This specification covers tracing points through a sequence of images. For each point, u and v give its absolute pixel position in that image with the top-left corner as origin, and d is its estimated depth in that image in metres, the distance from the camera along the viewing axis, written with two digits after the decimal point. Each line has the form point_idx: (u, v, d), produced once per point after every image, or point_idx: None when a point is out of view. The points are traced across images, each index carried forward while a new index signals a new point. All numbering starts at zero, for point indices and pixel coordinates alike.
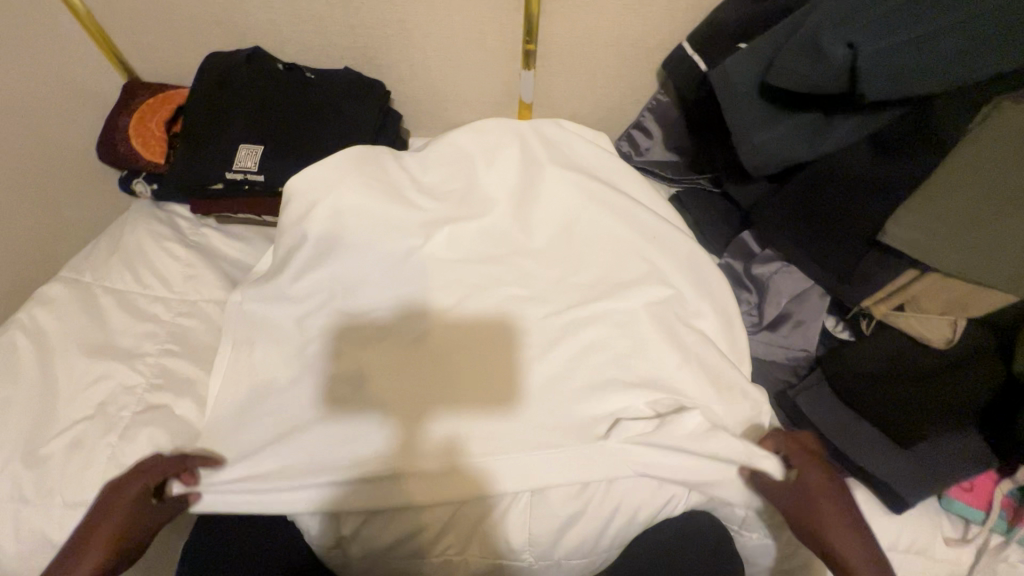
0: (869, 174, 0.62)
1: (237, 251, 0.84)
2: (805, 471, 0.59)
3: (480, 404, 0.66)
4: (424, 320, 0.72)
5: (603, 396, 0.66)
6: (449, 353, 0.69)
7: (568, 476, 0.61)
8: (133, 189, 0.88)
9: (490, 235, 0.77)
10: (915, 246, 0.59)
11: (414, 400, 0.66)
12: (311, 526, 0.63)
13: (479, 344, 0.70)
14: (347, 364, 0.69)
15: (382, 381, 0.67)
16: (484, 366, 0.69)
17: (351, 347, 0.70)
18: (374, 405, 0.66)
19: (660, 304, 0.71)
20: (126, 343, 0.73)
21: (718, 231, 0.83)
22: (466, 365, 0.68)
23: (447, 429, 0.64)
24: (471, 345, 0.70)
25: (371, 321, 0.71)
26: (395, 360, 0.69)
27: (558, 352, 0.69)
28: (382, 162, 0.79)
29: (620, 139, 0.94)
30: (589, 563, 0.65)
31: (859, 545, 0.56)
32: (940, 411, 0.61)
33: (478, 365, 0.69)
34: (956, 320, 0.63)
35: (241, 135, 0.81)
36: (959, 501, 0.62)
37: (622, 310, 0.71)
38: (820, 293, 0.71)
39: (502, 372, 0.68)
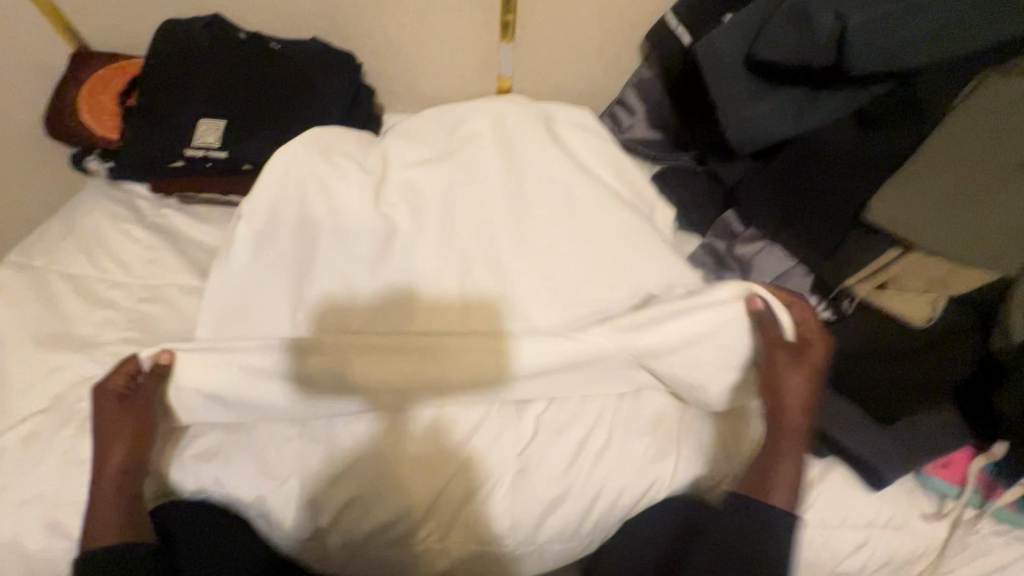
0: (857, 152, 0.62)
1: (198, 232, 0.79)
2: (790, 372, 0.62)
3: (469, 373, 0.63)
4: (415, 296, 0.70)
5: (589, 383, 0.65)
6: (440, 330, 0.68)
7: (550, 458, 0.62)
8: (87, 168, 0.82)
9: (473, 215, 0.74)
10: (898, 223, 0.59)
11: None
12: (285, 521, 0.60)
13: (484, 319, 0.69)
14: (335, 338, 0.67)
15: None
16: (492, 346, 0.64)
17: (337, 325, 0.68)
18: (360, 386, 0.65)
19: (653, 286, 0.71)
20: (84, 331, 0.69)
21: (702, 213, 0.82)
22: None
23: (428, 413, 0.64)
24: (476, 326, 0.69)
25: (361, 303, 0.70)
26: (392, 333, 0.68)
27: (557, 326, 0.68)
28: (379, 148, 0.80)
29: (603, 116, 0.91)
30: (569, 552, 0.64)
31: (797, 460, 0.60)
32: (923, 388, 0.61)
33: (467, 344, 0.64)
34: (937, 298, 0.62)
35: (203, 109, 0.77)
36: (937, 477, 0.62)
37: (628, 292, 0.70)
38: (803, 272, 0.70)
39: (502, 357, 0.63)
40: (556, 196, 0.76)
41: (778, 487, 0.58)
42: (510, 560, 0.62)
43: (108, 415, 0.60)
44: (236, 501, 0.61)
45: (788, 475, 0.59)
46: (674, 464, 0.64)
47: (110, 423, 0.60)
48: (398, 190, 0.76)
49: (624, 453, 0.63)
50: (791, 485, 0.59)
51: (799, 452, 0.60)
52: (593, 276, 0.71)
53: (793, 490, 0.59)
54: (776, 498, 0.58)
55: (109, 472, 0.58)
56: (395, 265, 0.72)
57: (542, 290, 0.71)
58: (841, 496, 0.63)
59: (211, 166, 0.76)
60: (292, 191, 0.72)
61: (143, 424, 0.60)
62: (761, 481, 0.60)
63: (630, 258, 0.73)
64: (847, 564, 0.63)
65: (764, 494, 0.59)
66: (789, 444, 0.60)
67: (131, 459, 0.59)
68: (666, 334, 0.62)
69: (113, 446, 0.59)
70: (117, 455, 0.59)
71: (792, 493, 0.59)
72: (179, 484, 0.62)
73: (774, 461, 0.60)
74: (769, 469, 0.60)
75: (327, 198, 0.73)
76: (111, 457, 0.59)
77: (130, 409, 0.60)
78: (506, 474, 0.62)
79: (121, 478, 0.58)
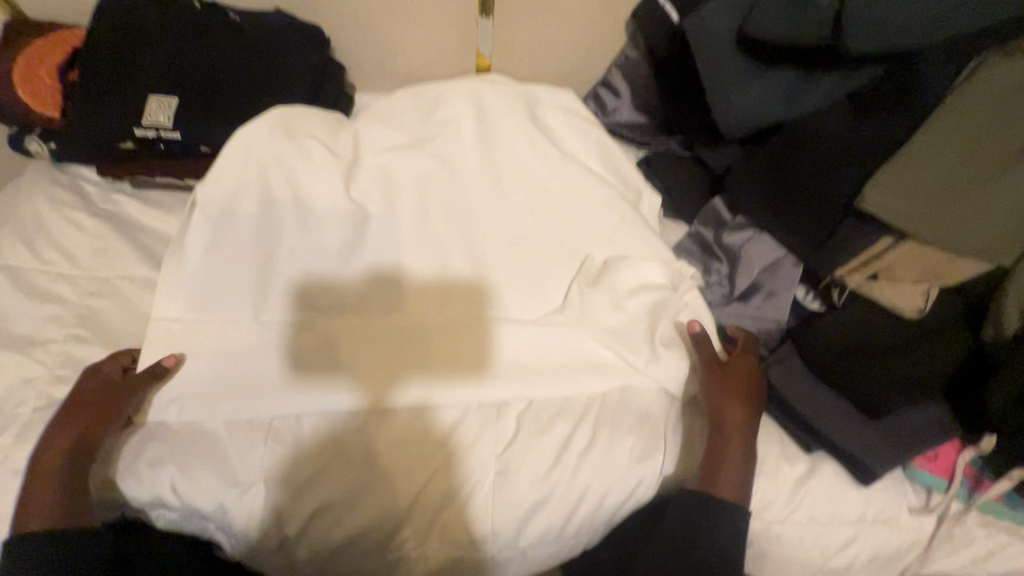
0: (850, 136, 0.59)
1: (153, 220, 0.73)
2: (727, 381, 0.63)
3: (453, 370, 0.62)
4: (391, 291, 0.66)
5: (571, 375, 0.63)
6: (415, 328, 0.64)
7: (532, 456, 0.59)
8: (27, 150, 0.75)
9: (451, 202, 0.70)
10: (893, 213, 0.56)
11: (374, 369, 0.62)
12: (250, 529, 0.56)
13: (464, 327, 0.65)
14: (314, 334, 0.63)
15: (334, 363, 0.62)
16: (473, 346, 0.64)
17: (305, 322, 0.64)
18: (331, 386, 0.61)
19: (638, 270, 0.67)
20: (25, 329, 0.64)
21: (689, 200, 0.79)
22: (431, 343, 0.64)
23: (414, 395, 0.61)
24: (453, 328, 0.65)
25: (333, 297, 0.66)
26: (366, 333, 0.64)
27: (538, 335, 0.64)
28: (351, 130, 0.75)
29: (587, 99, 0.88)
30: (552, 554, 0.61)
31: (741, 456, 0.60)
32: (914, 383, 0.59)
33: (446, 346, 0.64)
34: (930, 290, 0.60)
35: (152, 85, 0.70)
36: (924, 470, 0.61)
37: (611, 300, 0.66)
38: (793, 262, 0.68)
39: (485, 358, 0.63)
40: (519, 186, 0.72)
41: (724, 481, 0.58)
42: (490, 566, 0.59)
43: (78, 395, 0.59)
44: (195, 511, 0.56)
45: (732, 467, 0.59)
46: (662, 462, 0.61)
47: (81, 400, 0.58)
48: (370, 175, 0.71)
49: (611, 452, 0.60)
50: (735, 478, 0.59)
51: (740, 443, 0.60)
52: (553, 261, 0.70)
53: (739, 482, 0.59)
54: (723, 491, 0.58)
55: (55, 447, 0.55)
56: (369, 258, 0.68)
57: (524, 287, 0.68)
58: (830, 491, 0.62)
59: (164, 148, 0.71)
60: (249, 178, 0.66)
61: (111, 405, 0.58)
62: (709, 477, 0.59)
63: (611, 243, 0.71)
64: (833, 560, 0.62)
65: (712, 488, 0.58)
66: (732, 440, 0.60)
67: (82, 436, 0.56)
68: (628, 294, 0.66)
69: (70, 420, 0.57)
70: (72, 429, 0.57)
71: (739, 486, 0.59)
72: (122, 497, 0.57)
73: (719, 459, 0.59)
74: (713, 464, 0.59)
75: (291, 184, 0.68)
76: (60, 433, 0.56)
77: (104, 390, 0.59)
78: (486, 475, 0.59)
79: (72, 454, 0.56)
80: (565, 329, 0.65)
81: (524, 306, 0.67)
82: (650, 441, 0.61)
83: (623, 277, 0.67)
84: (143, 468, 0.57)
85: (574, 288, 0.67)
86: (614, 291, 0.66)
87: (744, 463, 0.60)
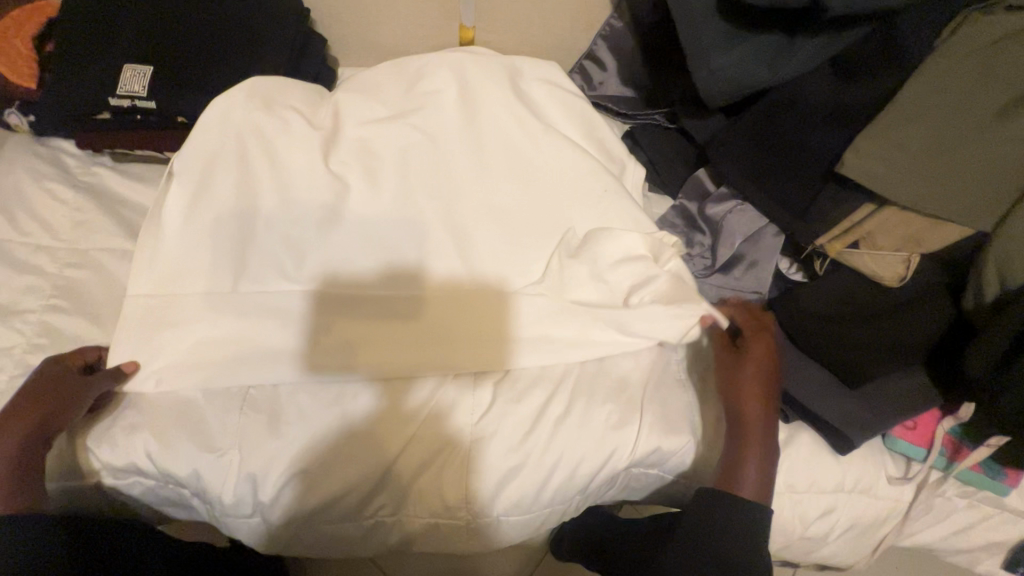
0: (832, 101, 0.59)
1: (133, 192, 0.73)
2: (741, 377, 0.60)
3: (433, 343, 0.62)
4: (370, 263, 0.65)
5: (551, 346, 0.62)
6: (399, 296, 0.64)
7: (506, 424, 0.59)
8: (6, 122, 0.74)
9: (430, 173, 0.69)
10: (872, 176, 0.55)
11: (352, 344, 0.61)
12: (223, 495, 0.56)
13: (456, 305, 0.64)
14: (334, 338, 0.62)
15: (315, 335, 0.62)
16: (469, 326, 0.63)
17: (321, 333, 0.62)
18: (323, 358, 0.61)
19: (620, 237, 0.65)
20: (3, 299, 0.64)
21: (674, 173, 0.78)
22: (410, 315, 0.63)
23: (398, 387, 0.60)
24: (456, 303, 0.64)
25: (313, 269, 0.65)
26: (359, 305, 0.64)
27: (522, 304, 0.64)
28: (330, 100, 0.74)
29: (572, 72, 0.86)
30: (528, 523, 0.61)
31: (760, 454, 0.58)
32: (894, 349, 0.59)
33: (432, 321, 0.63)
34: (912, 256, 0.59)
35: (128, 55, 0.70)
36: (903, 440, 0.61)
37: (591, 273, 0.64)
38: (774, 233, 0.68)
39: (480, 333, 0.62)
40: (500, 156, 0.71)
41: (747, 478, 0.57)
42: (466, 533, 0.60)
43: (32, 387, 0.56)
44: (171, 478, 0.57)
45: (753, 468, 0.57)
46: (636, 434, 0.60)
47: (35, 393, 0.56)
48: (349, 146, 0.70)
49: (585, 420, 0.60)
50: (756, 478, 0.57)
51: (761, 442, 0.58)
52: (534, 230, 0.68)
53: (763, 481, 0.57)
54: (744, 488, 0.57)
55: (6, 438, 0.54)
56: (351, 229, 0.66)
57: (506, 258, 0.67)
58: (808, 460, 0.61)
59: (140, 119, 0.71)
60: (225, 149, 0.66)
61: (61, 403, 0.56)
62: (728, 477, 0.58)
63: (589, 213, 0.69)
64: (811, 529, 0.61)
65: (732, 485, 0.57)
66: (753, 439, 0.58)
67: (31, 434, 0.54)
68: (612, 268, 0.64)
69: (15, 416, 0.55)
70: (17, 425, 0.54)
71: (762, 484, 0.57)
72: (94, 464, 0.58)
73: (741, 462, 0.58)
74: (735, 464, 0.58)
75: (268, 155, 0.67)
76: (7, 429, 0.54)
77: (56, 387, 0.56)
78: (461, 444, 0.58)
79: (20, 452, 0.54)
80: (549, 303, 0.64)
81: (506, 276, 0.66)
82: (622, 410, 0.60)
83: (606, 249, 0.64)
84: (114, 436, 0.57)
85: (555, 257, 0.66)
86: (597, 263, 0.64)
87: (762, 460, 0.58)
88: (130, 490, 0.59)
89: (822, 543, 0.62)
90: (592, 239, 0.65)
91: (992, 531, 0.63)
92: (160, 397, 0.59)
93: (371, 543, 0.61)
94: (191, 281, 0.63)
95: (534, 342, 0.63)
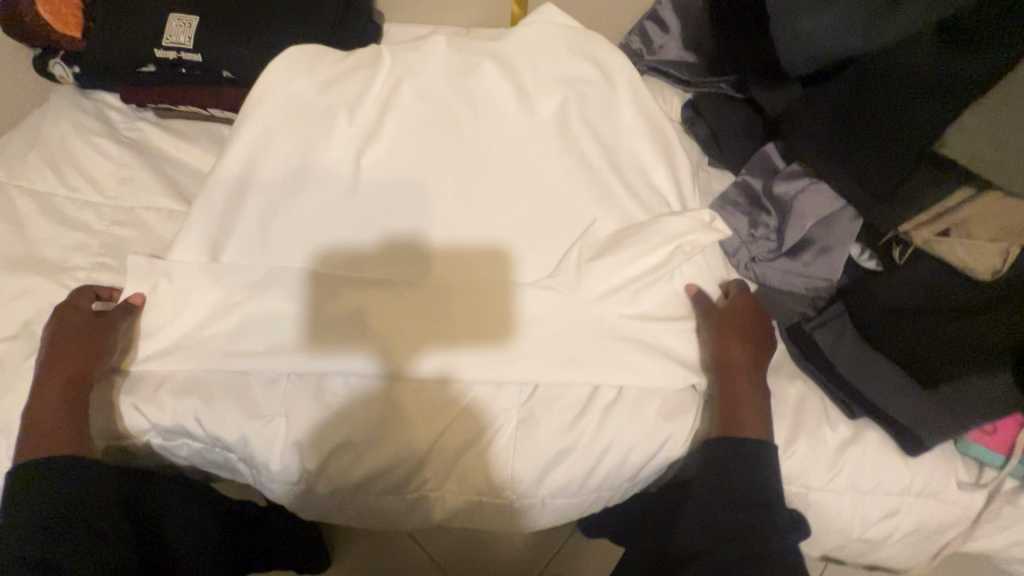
0: (934, 73, 0.52)
1: (179, 149, 0.72)
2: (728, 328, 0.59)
3: (477, 345, 0.58)
4: (376, 224, 0.63)
5: (605, 349, 0.58)
6: (407, 256, 0.62)
7: (576, 378, 0.57)
8: (50, 74, 0.73)
9: (486, 142, 0.67)
10: (975, 156, 0.51)
11: (399, 328, 0.58)
12: (272, 460, 0.56)
13: (474, 258, 0.62)
14: (350, 295, 0.59)
15: (314, 308, 0.59)
16: (489, 271, 0.62)
17: (326, 296, 0.59)
18: (326, 343, 0.57)
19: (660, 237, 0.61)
20: (53, 255, 0.64)
21: (738, 146, 0.73)
22: (461, 290, 0.60)
23: (432, 365, 0.57)
24: (466, 267, 0.62)
25: (364, 247, 0.62)
26: (362, 271, 0.61)
27: (549, 322, 0.59)
28: (378, 54, 0.70)
29: (630, 33, 0.82)
30: (573, 506, 0.60)
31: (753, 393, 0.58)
32: (980, 350, 0.54)
33: (437, 286, 0.60)
34: (1011, 248, 0.53)
35: (175, 4, 0.68)
36: (978, 445, 0.57)
37: (621, 314, 0.60)
38: (852, 216, 0.63)
39: (494, 299, 0.59)
40: (553, 125, 0.68)
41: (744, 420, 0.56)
42: (508, 511, 0.59)
43: (55, 338, 0.56)
44: (218, 440, 0.57)
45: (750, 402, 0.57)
46: (690, 422, 0.58)
47: (60, 343, 0.56)
48: (404, 110, 0.67)
49: (637, 403, 0.58)
50: (756, 411, 0.57)
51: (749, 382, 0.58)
52: (557, 233, 0.64)
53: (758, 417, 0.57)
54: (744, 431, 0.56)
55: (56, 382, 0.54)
56: (366, 193, 0.64)
57: (559, 232, 0.64)
58: (874, 460, 0.58)
59: (185, 73, 0.69)
60: (286, 107, 0.65)
61: (96, 338, 0.56)
62: (728, 423, 0.57)
63: (645, 198, 0.67)
64: (871, 531, 0.59)
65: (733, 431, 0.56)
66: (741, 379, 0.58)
67: (80, 365, 0.55)
68: (642, 275, 0.60)
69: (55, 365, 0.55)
70: (65, 366, 0.55)
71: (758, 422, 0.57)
72: (137, 426, 0.57)
73: (734, 403, 0.57)
74: (730, 410, 0.57)
75: (322, 118, 0.65)
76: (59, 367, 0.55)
77: (80, 330, 0.56)
78: (507, 423, 0.57)
79: (66, 390, 0.54)
80: (561, 302, 0.59)
81: (544, 259, 0.63)
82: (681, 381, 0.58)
83: (635, 260, 0.60)
84: (153, 403, 0.56)
85: (575, 253, 0.61)
86: (638, 305, 0.60)
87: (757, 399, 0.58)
88: (177, 451, 0.59)
89: (880, 545, 0.60)
90: (620, 240, 0.62)
91: None
92: (197, 361, 0.57)
93: (411, 516, 0.61)
94: (240, 241, 0.61)
95: (572, 365, 0.58)
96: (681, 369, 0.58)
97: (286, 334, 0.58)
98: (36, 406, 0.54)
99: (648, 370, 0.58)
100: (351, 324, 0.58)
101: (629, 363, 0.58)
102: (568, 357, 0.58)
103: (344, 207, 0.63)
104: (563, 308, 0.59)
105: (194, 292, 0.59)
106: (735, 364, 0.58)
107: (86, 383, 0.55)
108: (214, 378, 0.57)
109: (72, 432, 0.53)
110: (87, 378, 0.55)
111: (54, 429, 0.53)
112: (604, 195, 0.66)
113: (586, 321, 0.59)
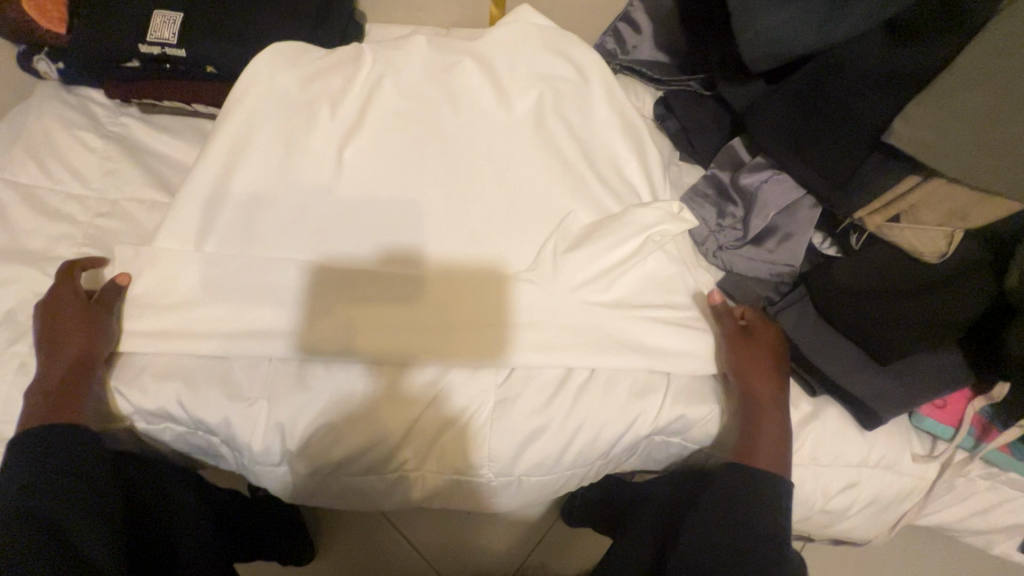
0: (882, 68, 0.56)
1: (165, 144, 0.73)
2: (752, 358, 0.60)
3: (466, 353, 0.59)
4: (362, 231, 0.64)
5: (581, 333, 0.61)
6: (389, 272, 0.62)
7: (552, 362, 0.59)
8: (35, 70, 0.74)
9: (465, 135, 0.69)
10: (921, 146, 0.53)
11: (377, 331, 0.59)
12: (254, 442, 0.57)
13: (459, 255, 0.64)
14: (326, 309, 0.60)
15: (308, 306, 0.60)
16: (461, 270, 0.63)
17: (307, 309, 0.59)
18: (310, 330, 0.59)
19: (634, 227, 0.63)
20: (37, 246, 0.65)
21: (707, 141, 0.76)
22: (443, 288, 0.61)
23: (429, 376, 0.59)
24: (444, 281, 0.62)
25: (346, 250, 0.63)
26: (343, 284, 0.61)
27: (526, 306, 0.61)
28: (359, 51, 0.72)
29: (604, 34, 0.85)
30: (551, 484, 0.62)
31: (776, 423, 0.59)
32: (930, 328, 0.57)
33: (414, 291, 0.61)
34: (953, 233, 0.57)
35: (159, 2, 0.70)
36: (930, 418, 0.61)
37: (595, 299, 0.62)
38: (811, 204, 0.66)
39: (474, 291, 0.61)
40: (530, 121, 0.71)
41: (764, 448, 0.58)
42: (487, 490, 0.61)
43: (55, 317, 0.58)
44: (201, 424, 0.58)
45: (772, 432, 0.58)
46: (660, 401, 0.60)
47: (58, 321, 0.58)
48: (386, 105, 0.69)
49: (609, 383, 0.60)
50: (778, 445, 0.58)
51: (775, 414, 0.59)
52: (533, 223, 0.66)
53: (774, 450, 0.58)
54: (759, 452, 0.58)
55: (57, 357, 0.56)
56: (353, 195, 0.65)
57: (534, 223, 0.66)
58: (833, 434, 0.61)
59: (170, 67, 0.70)
60: (270, 101, 0.67)
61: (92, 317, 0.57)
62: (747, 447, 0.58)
63: (618, 190, 0.70)
64: (833, 502, 0.62)
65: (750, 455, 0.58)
66: (767, 410, 0.59)
67: (80, 342, 0.56)
68: (615, 264, 0.63)
69: (58, 342, 0.57)
70: (66, 341, 0.56)
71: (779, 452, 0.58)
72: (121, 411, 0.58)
73: (757, 430, 0.59)
74: (751, 437, 0.58)
75: (306, 113, 0.67)
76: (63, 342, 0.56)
77: (73, 309, 0.58)
78: (485, 404, 0.59)
79: (69, 365, 0.55)
80: (542, 294, 0.61)
81: (522, 251, 0.65)
82: (655, 364, 0.60)
83: (609, 249, 0.62)
84: (135, 387, 0.57)
85: (551, 245, 0.64)
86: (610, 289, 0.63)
87: (781, 429, 0.59)
88: (161, 435, 0.60)
89: (842, 516, 0.63)
90: (594, 231, 0.64)
91: (1013, 513, 0.63)
92: (179, 346, 0.58)
93: (393, 496, 0.63)
94: (226, 232, 0.63)
95: (549, 351, 0.59)
96: (653, 353, 0.61)
97: (270, 321, 0.59)
98: (42, 380, 0.56)
99: (621, 355, 0.60)
100: (334, 312, 0.59)
101: (601, 349, 0.60)
102: (547, 344, 0.60)
103: (328, 200, 0.65)
104: (541, 297, 0.61)
105: (178, 279, 0.61)
106: (761, 395, 0.59)
107: (83, 359, 0.56)
108: (197, 364, 0.59)
109: (67, 405, 0.54)
110: (84, 354, 0.56)
111: (56, 401, 0.54)
112: (579, 186, 0.69)
113: (564, 309, 0.61)
